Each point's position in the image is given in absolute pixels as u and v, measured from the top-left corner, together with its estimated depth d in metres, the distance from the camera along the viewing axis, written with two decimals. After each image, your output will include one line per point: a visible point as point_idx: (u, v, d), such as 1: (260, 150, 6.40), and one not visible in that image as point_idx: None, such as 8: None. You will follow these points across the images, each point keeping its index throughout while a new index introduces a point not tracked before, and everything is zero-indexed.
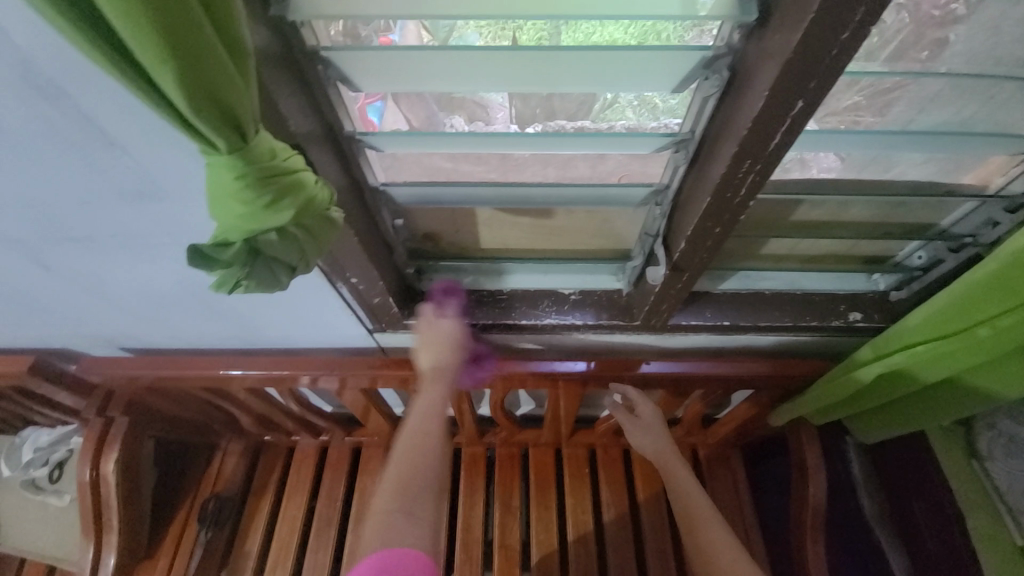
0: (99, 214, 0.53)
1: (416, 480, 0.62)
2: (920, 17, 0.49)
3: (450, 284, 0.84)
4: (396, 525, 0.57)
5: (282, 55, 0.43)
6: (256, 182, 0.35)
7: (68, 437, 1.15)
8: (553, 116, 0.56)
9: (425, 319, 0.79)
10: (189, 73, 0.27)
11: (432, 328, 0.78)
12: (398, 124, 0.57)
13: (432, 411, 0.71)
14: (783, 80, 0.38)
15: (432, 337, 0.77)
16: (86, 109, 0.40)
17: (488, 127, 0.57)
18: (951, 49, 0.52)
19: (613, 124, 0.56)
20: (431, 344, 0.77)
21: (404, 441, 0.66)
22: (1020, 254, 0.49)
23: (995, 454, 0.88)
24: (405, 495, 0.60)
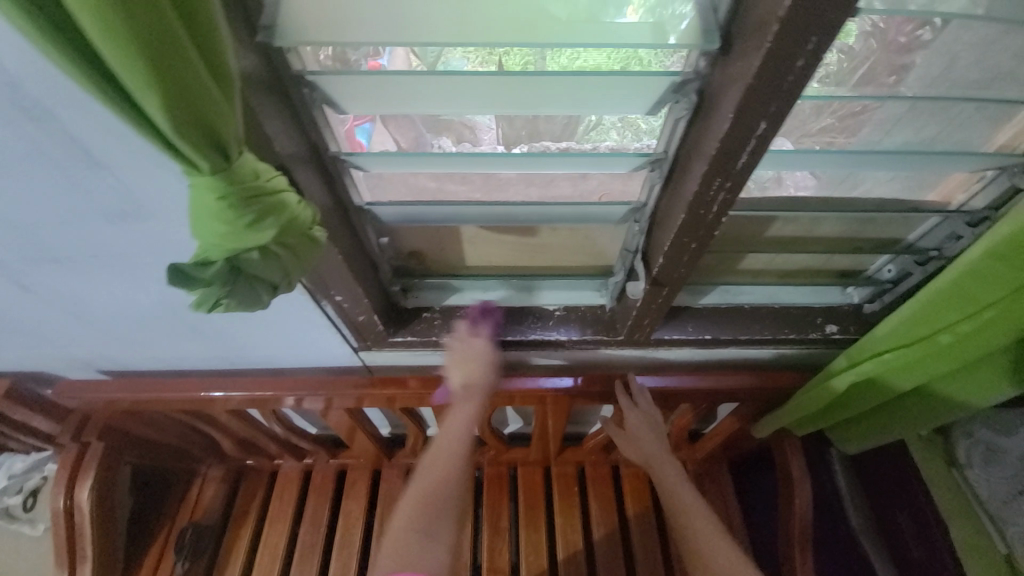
0: (83, 234, 0.53)
1: (437, 501, 0.69)
2: (887, 44, 0.53)
3: (487, 305, 0.84)
4: (411, 546, 0.63)
5: (270, 80, 0.43)
6: (239, 202, 0.35)
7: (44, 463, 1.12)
8: (538, 137, 0.59)
9: (461, 340, 0.82)
10: (173, 97, 0.28)
11: (465, 349, 0.81)
12: (386, 144, 0.58)
13: (458, 433, 0.77)
14: (745, 103, 0.40)
15: (463, 358, 0.81)
16: (73, 131, 0.41)
17: (475, 148, 0.59)
18: (914, 72, 0.55)
19: (596, 145, 0.59)
20: (463, 366, 0.81)
21: (432, 461, 0.74)
22: (977, 264, 0.52)
23: (974, 463, 0.90)
24: (425, 515, 0.67)
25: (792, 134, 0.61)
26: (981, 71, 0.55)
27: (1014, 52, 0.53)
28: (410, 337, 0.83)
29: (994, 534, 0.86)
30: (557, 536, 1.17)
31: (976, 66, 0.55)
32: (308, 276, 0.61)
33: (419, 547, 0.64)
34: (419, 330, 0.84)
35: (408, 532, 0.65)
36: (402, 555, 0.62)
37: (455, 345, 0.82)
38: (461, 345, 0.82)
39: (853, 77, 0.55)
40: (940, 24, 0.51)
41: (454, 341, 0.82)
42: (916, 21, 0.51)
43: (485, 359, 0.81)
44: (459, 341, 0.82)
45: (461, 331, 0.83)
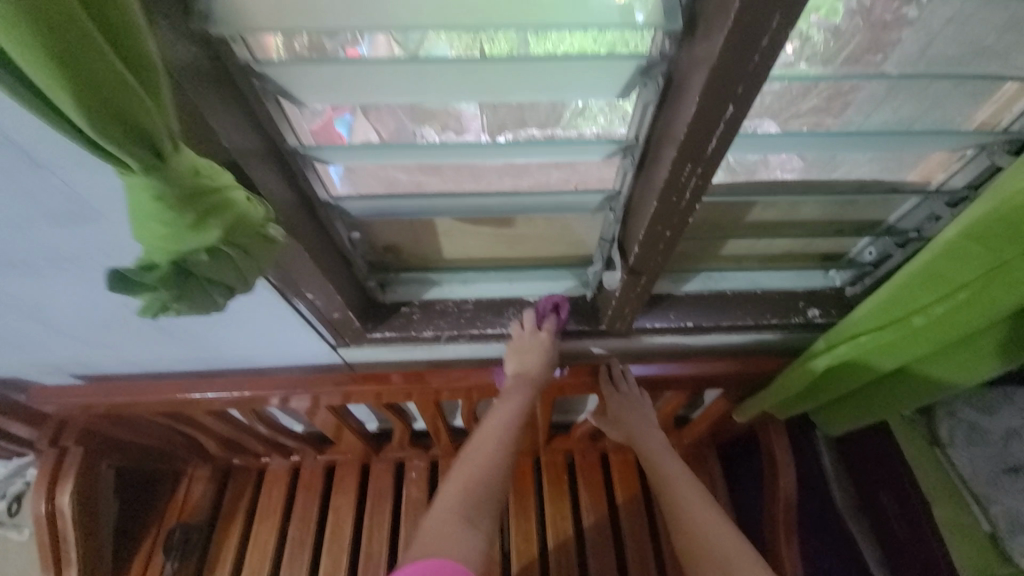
0: (34, 237, 0.51)
1: (481, 489, 0.68)
2: (874, 22, 0.51)
3: (557, 300, 0.81)
4: (456, 529, 0.62)
5: (214, 71, 0.41)
6: (179, 202, 0.34)
7: (25, 470, 1.10)
8: (523, 124, 0.58)
9: (530, 330, 0.81)
10: (87, 93, 0.26)
11: (534, 339, 0.80)
12: (367, 135, 0.57)
13: (509, 421, 0.75)
14: (712, 85, 0.39)
15: (528, 349, 0.79)
16: (4, 132, 0.38)
17: (459, 137, 0.58)
18: (900, 48, 0.54)
19: (583, 132, 0.57)
20: (526, 356, 0.79)
21: (478, 446, 0.73)
22: (952, 246, 0.51)
23: (957, 442, 0.90)
24: (469, 501, 0.66)
25: (771, 112, 0.59)
26: (959, 47, 0.54)
27: (994, 27, 0.52)
28: (390, 333, 0.81)
29: (979, 513, 0.88)
30: (547, 524, 1.17)
31: (953, 42, 0.53)
32: (276, 275, 0.59)
33: (459, 533, 0.62)
34: (399, 325, 0.82)
35: (454, 513, 0.64)
36: (445, 536, 0.61)
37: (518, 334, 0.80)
38: (529, 335, 0.80)
39: (841, 55, 0.54)
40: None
41: (522, 329, 0.81)
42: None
43: (546, 351, 0.79)
44: (527, 331, 0.80)
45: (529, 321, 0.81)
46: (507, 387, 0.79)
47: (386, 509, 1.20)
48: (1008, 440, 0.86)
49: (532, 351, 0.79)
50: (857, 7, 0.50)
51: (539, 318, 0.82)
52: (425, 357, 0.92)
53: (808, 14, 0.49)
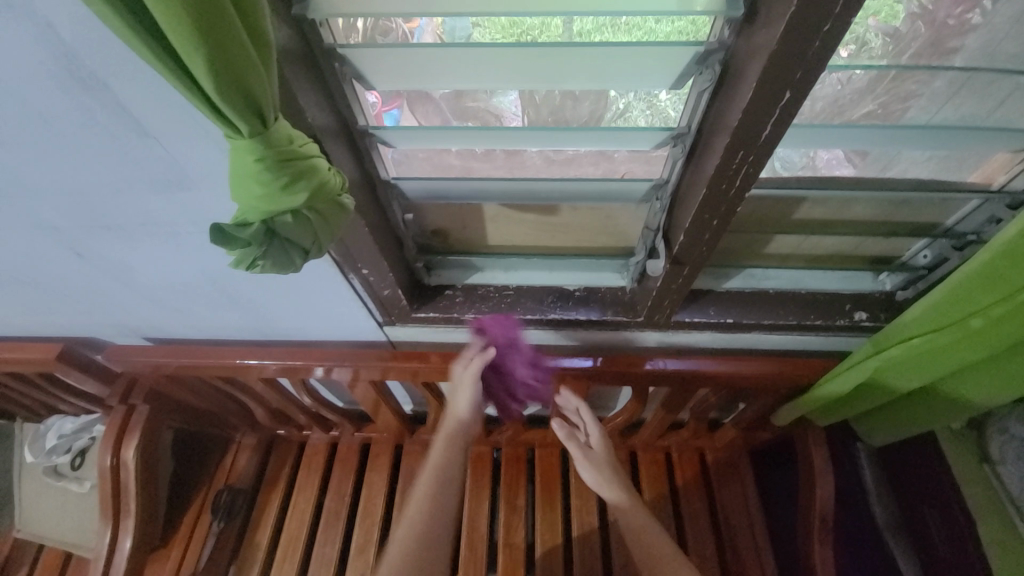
0: (132, 204, 0.57)
1: (433, 540, 0.68)
2: (936, 26, 0.52)
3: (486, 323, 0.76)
4: None
5: (302, 53, 0.46)
6: (274, 165, 0.38)
7: (91, 427, 1.19)
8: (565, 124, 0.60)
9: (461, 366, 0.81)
10: (219, 63, 0.31)
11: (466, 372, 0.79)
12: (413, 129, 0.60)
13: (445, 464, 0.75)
14: (770, 72, 0.40)
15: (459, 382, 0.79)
16: (123, 100, 0.44)
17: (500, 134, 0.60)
18: (964, 51, 0.54)
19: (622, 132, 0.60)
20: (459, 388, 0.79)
21: (423, 493, 0.72)
22: (1012, 244, 0.49)
23: (1007, 458, 0.85)
24: (419, 559, 0.66)
25: (823, 116, 0.59)
26: (1021, 45, 0.53)
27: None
28: (433, 313, 0.85)
29: None
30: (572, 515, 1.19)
31: (1014, 40, 0.53)
32: (337, 248, 0.64)
33: None
34: (442, 307, 0.86)
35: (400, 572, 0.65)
36: None
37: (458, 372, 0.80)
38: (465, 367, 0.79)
39: (904, 54, 0.53)
40: (992, 7, 0.50)
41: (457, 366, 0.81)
42: (965, 5, 0.50)
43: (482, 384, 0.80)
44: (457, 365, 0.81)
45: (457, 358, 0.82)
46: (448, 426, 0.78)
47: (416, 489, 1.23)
48: None
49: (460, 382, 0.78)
50: (917, 12, 0.51)
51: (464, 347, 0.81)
52: (464, 339, 0.95)
53: (865, 17, 0.50)
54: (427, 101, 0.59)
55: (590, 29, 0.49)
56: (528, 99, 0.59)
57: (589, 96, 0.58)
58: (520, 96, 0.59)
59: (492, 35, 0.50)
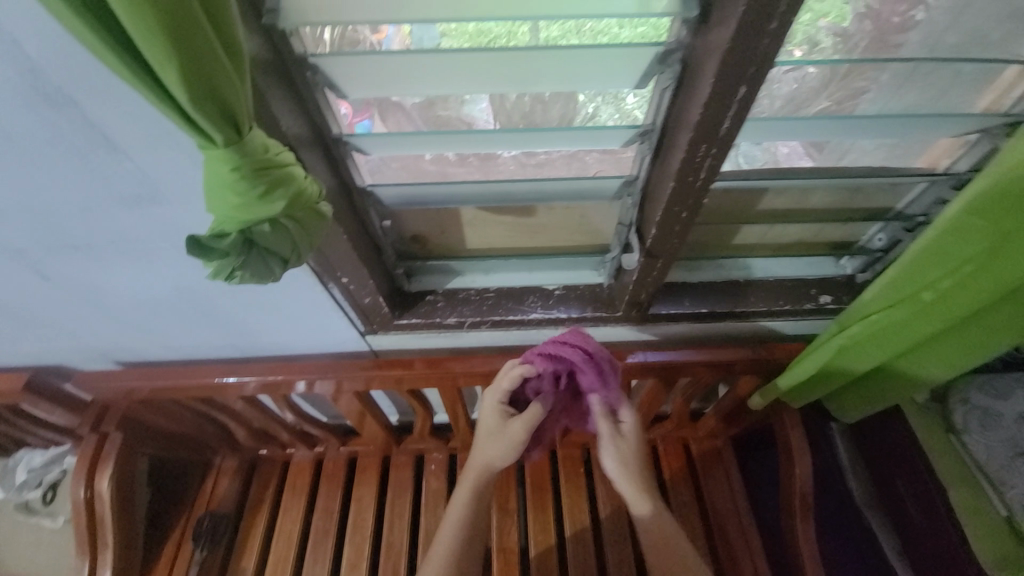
0: (101, 221, 0.56)
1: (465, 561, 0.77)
2: (881, 23, 0.56)
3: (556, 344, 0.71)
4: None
5: (274, 64, 0.47)
6: (250, 174, 0.38)
7: (62, 458, 1.13)
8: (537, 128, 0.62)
9: (498, 409, 0.78)
10: (191, 72, 0.31)
11: (513, 421, 0.76)
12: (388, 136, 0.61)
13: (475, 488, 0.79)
14: (725, 69, 0.43)
15: (500, 430, 0.76)
16: (90, 114, 0.43)
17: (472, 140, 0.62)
18: (903, 46, 0.58)
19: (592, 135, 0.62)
20: (504, 436, 0.76)
21: (455, 516, 0.78)
22: (956, 221, 0.53)
23: (971, 427, 0.90)
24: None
25: (785, 111, 0.63)
26: (956, 36, 0.58)
27: (993, 15, 0.56)
28: (415, 320, 0.85)
29: (995, 497, 0.87)
30: (564, 513, 1.19)
31: (947, 32, 0.57)
32: (314, 257, 0.64)
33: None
34: (423, 313, 0.86)
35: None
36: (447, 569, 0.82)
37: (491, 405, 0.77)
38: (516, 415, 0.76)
39: (850, 48, 0.57)
40: (933, 4, 0.55)
41: (491, 407, 0.78)
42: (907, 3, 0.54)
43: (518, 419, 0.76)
44: (491, 407, 0.78)
45: (492, 398, 0.78)
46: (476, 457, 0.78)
47: (406, 501, 1.22)
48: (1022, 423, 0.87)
49: (509, 432, 0.75)
50: (864, 11, 0.55)
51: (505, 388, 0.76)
52: (447, 345, 0.95)
53: (815, 18, 0.54)
54: (399, 112, 0.60)
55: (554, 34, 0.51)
56: (499, 106, 0.59)
57: (558, 101, 0.60)
58: (491, 104, 0.60)
59: (459, 43, 0.50)
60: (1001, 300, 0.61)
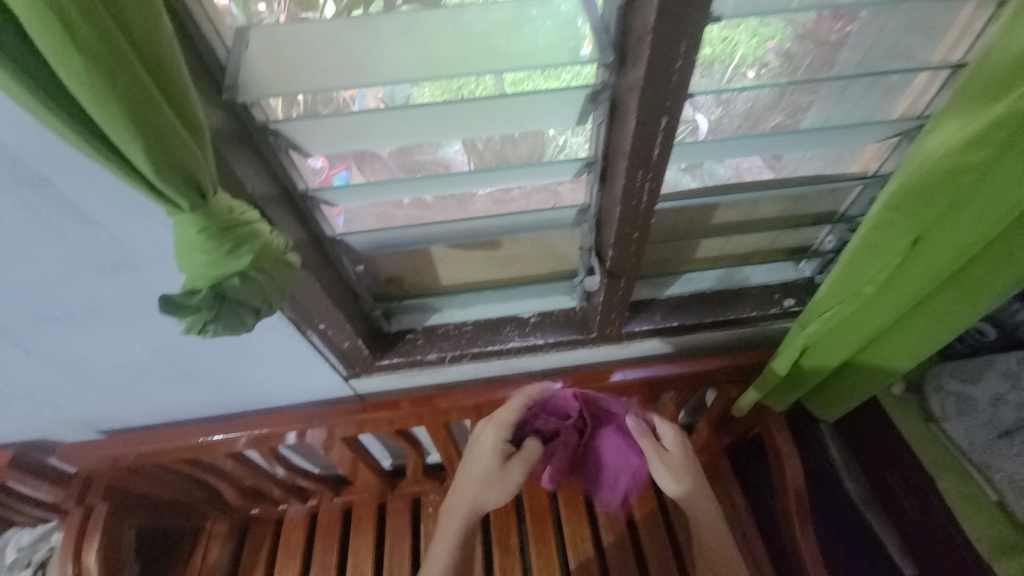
0: (80, 290, 0.58)
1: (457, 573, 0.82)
2: (820, 41, 0.62)
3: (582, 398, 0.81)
4: None
5: (236, 132, 0.51)
6: (217, 233, 0.42)
7: (51, 534, 1.08)
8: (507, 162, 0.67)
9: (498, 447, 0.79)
10: (156, 150, 0.35)
11: (513, 460, 0.79)
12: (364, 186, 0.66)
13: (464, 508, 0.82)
14: (645, 102, 0.48)
15: (497, 470, 0.78)
16: (66, 193, 0.47)
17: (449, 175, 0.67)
18: (814, 65, 0.64)
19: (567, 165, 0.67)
20: (500, 476, 0.78)
21: (446, 530, 0.83)
22: (879, 219, 0.57)
23: (949, 414, 0.91)
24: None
25: (746, 127, 0.70)
26: (859, 53, 0.64)
27: (894, 30, 0.61)
28: (397, 358, 0.86)
29: (983, 482, 0.88)
30: (567, 545, 1.17)
31: (850, 49, 0.63)
32: (291, 306, 0.66)
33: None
34: (404, 351, 0.87)
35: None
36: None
37: (484, 438, 0.81)
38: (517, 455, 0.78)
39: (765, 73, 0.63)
40: (864, 18, 0.60)
41: (490, 442, 0.79)
42: (842, 21, 0.60)
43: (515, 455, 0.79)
44: (490, 445, 0.79)
45: (493, 434, 0.80)
46: (466, 480, 0.81)
47: (405, 549, 1.18)
48: (997, 406, 0.88)
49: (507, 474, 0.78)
50: (802, 33, 0.62)
51: (510, 424, 0.80)
52: (432, 381, 0.96)
53: (763, 42, 0.62)
54: (376, 161, 0.65)
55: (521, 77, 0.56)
56: (472, 147, 0.65)
57: (527, 137, 0.66)
58: (465, 146, 0.66)
59: (434, 92, 0.56)
60: (939, 289, 0.65)
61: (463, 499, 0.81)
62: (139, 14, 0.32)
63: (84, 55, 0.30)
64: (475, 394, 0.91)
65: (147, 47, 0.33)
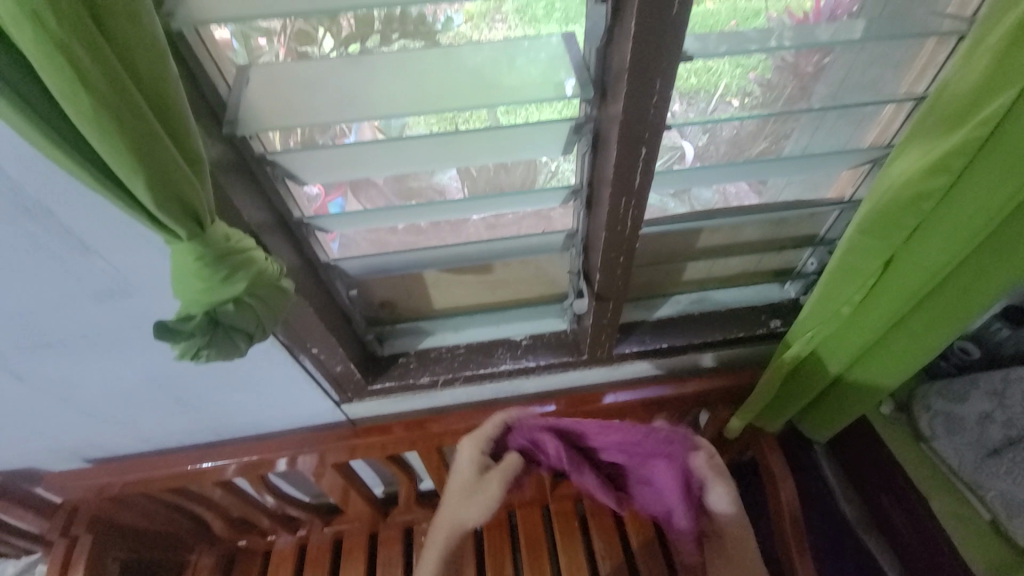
0: (74, 317, 0.59)
1: None
2: (798, 74, 0.65)
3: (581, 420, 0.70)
4: None
5: (234, 163, 0.53)
6: (213, 261, 0.43)
7: (34, 566, 1.04)
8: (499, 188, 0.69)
9: (474, 461, 0.72)
10: (158, 183, 0.36)
11: (489, 474, 0.70)
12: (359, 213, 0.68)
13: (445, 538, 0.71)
14: (625, 134, 0.50)
15: (471, 486, 0.70)
16: (66, 222, 0.48)
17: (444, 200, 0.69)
18: (788, 97, 0.68)
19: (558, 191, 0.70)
20: (474, 492, 0.70)
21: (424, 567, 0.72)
22: (854, 241, 0.60)
23: (938, 432, 0.91)
24: None
25: (729, 154, 0.73)
26: (829, 86, 0.67)
27: (862, 66, 0.65)
28: (389, 382, 0.86)
29: (976, 501, 0.87)
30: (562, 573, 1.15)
31: (821, 83, 0.67)
32: (284, 331, 0.67)
33: None
34: (396, 375, 0.88)
35: None
36: None
37: (461, 453, 0.73)
38: (493, 468, 0.70)
39: (743, 105, 0.66)
40: (836, 52, 0.64)
41: (469, 455, 0.72)
42: (815, 56, 0.64)
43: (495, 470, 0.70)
44: (466, 459, 0.72)
45: (471, 447, 0.73)
46: (446, 504, 0.72)
47: None
48: (985, 424, 0.87)
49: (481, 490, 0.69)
50: (785, 64, 0.64)
51: (488, 436, 0.73)
52: (424, 405, 0.96)
53: (746, 71, 0.64)
54: (371, 188, 0.67)
55: (514, 108, 0.58)
56: (465, 174, 0.68)
57: (520, 165, 0.68)
58: (458, 174, 0.68)
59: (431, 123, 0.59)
60: (917, 309, 0.67)
61: (443, 527, 0.72)
62: (147, 58, 0.34)
63: (94, 97, 0.32)
64: (468, 417, 0.91)
65: (153, 88, 0.35)
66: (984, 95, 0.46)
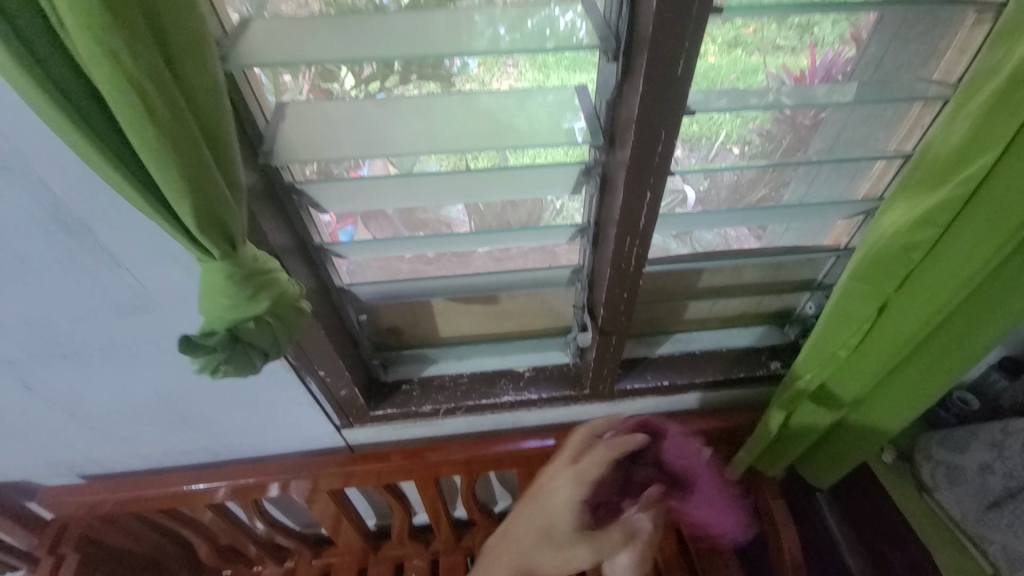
0: (92, 330, 0.61)
1: None
2: (793, 128, 0.70)
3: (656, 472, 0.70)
4: None
5: (265, 191, 0.57)
6: (241, 280, 0.46)
7: None
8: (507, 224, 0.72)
9: (577, 511, 0.65)
10: (201, 206, 0.40)
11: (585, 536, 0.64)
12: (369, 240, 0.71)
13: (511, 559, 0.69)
14: (631, 177, 0.54)
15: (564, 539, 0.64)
16: (100, 239, 0.51)
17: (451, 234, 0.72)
18: (784, 148, 0.72)
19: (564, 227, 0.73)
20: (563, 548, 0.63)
21: None
22: (850, 287, 0.63)
23: (941, 484, 0.90)
24: None
25: (731, 201, 0.77)
26: (823, 141, 0.72)
27: (855, 123, 0.70)
28: (391, 410, 0.87)
29: (979, 554, 0.86)
30: None
31: (816, 137, 0.71)
32: (295, 353, 0.69)
33: None
34: (398, 402, 0.88)
35: None
36: None
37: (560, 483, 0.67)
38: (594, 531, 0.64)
39: (743, 154, 0.71)
40: (830, 110, 0.68)
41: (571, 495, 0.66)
42: (811, 114, 0.69)
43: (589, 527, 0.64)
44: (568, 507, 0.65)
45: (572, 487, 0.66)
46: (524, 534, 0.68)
47: None
48: (985, 475, 0.85)
49: (573, 550, 0.63)
50: (781, 117, 0.69)
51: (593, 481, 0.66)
52: (424, 434, 0.96)
53: (745, 123, 0.68)
54: (382, 218, 0.71)
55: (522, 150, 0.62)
56: (474, 209, 0.71)
57: (527, 203, 0.72)
58: (465, 208, 0.71)
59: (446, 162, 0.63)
60: (913, 357, 0.69)
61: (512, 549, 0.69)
62: (204, 95, 0.38)
63: (156, 128, 0.35)
64: (469, 447, 0.91)
65: (207, 121, 0.39)
66: (966, 155, 0.50)
